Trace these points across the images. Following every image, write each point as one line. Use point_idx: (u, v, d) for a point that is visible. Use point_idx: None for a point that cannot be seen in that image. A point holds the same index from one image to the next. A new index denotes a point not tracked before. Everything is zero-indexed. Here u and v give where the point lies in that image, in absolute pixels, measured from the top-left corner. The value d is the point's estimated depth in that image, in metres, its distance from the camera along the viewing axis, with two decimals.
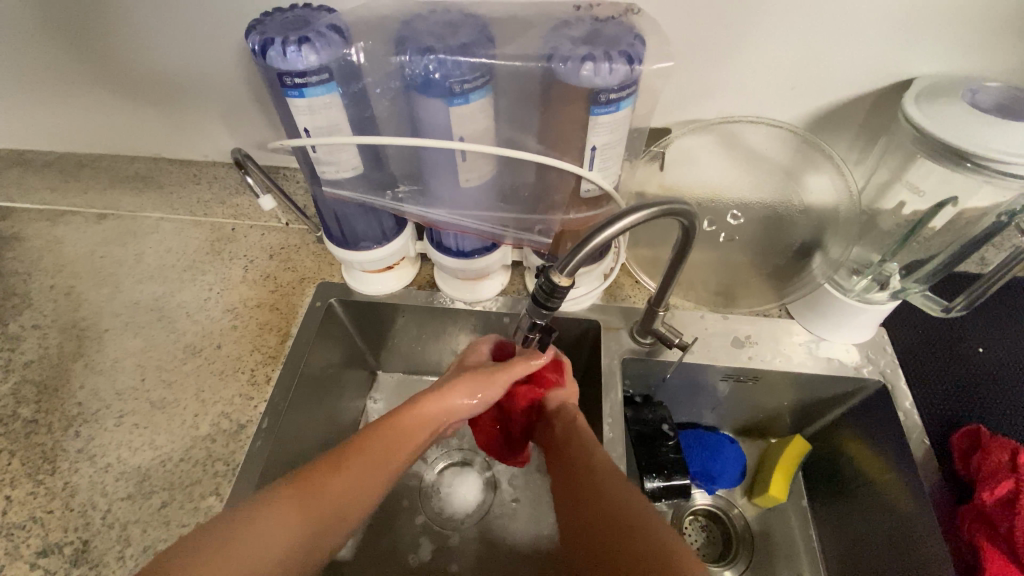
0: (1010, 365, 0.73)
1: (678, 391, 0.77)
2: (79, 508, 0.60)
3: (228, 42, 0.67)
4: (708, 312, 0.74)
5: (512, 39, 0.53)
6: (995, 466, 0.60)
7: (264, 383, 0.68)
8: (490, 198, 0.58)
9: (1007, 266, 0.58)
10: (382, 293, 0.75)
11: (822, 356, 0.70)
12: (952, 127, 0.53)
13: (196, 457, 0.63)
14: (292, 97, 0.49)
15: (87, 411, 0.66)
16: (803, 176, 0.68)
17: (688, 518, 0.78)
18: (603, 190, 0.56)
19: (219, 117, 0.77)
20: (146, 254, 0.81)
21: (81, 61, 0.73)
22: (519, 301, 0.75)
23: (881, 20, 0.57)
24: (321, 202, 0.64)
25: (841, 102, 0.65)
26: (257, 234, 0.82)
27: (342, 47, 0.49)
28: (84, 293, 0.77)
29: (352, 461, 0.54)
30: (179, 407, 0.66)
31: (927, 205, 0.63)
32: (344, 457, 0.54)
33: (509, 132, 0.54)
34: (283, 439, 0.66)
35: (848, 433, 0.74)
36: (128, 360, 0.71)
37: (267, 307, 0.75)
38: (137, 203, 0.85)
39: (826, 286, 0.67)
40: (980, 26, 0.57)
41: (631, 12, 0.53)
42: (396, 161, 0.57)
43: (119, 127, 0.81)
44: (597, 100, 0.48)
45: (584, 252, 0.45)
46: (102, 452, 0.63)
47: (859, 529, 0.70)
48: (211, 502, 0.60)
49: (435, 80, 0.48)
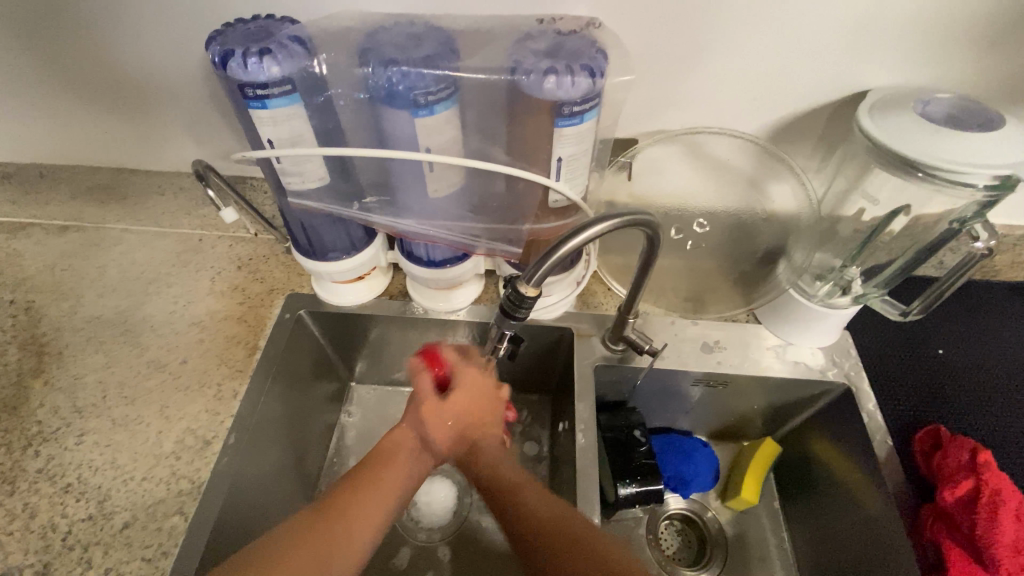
0: (967, 365, 0.76)
1: (651, 397, 0.77)
2: (37, 530, 0.58)
3: (191, 52, 0.67)
4: (678, 318, 0.75)
5: (476, 52, 0.53)
6: (956, 466, 0.62)
7: (232, 398, 0.67)
8: (458, 208, 0.58)
9: (961, 271, 0.60)
10: (353, 303, 0.74)
11: (789, 360, 0.71)
12: (903, 137, 0.55)
13: (161, 475, 0.61)
14: (254, 108, 0.49)
15: (47, 429, 0.64)
16: (766, 185, 0.69)
17: (663, 523, 0.79)
18: (571, 200, 0.56)
19: (184, 127, 0.76)
20: (111, 267, 0.79)
21: (41, 71, 0.71)
22: (491, 310, 0.75)
23: (835, 35, 0.59)
24: (288, 213, 0.63)
25: (801, 113, 0.67)
26: (226, 245, 0.81)
27: (304, 58, 0.49)
28: (44, 307, 0.75)
29: (360, 494, 0.53)
30: (142, 424, 0.65)
31: (883, 212, 0.65)
32: (352, 495, 0.53)
33: (476, 144, 0.55)
34: (250, 454, 0.65)
35: (816, 434, 0.76)
36: (90, 376, 0.68)
37: (235, 320, 0.74)
38: (101, 214, 0.83)
39: (791, 292, 0.68)
40: (929, 41, 0.59)
41: (593, 27, 0.55)
42: (364, 172, 0.57)
43: (81, 138, 0.79)
44: (560, 113, 0.49)
45: (550, 262, 0.45)
46: (62, 472, 0.61)
47: (828, 528, 0.72)
48: (176, 521, 0.59)
49: (399, 91, 0.48)
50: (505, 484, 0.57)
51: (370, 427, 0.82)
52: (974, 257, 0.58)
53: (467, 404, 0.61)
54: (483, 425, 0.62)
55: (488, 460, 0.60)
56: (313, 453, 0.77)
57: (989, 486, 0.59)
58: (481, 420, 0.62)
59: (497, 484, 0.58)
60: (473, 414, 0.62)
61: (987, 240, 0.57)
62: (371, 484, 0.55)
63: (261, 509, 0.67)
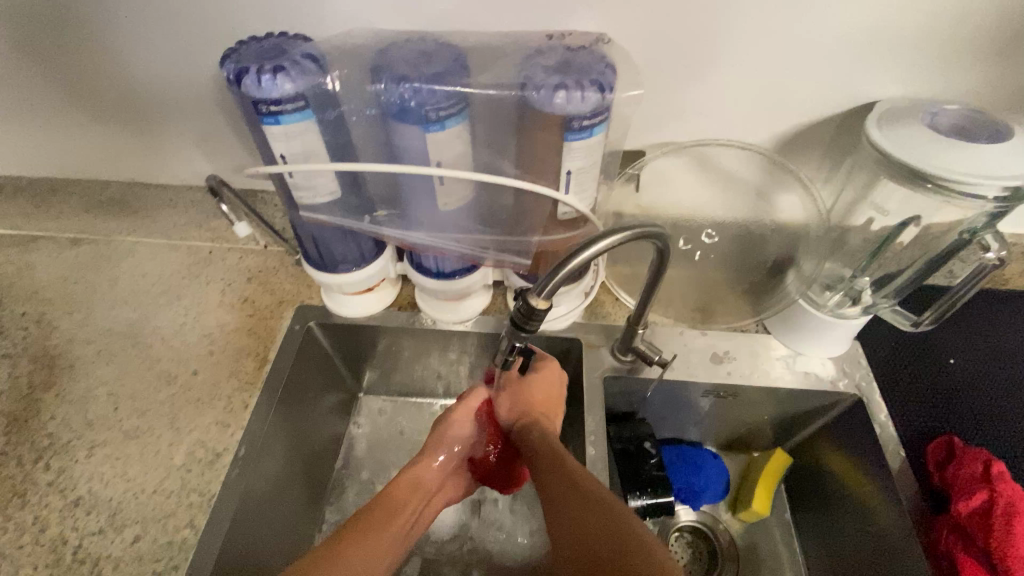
0: (979, 375, 0.75)
1: (660, 408, 0.77)
2: (48, 543, 0.58)
3: (204, 68, 0.67)
4: (687, 329, 0.74)
5: (486, 67, 0.54)
6: (970, 477, 0.62)
7: (242, 410, 0.67)
8: (468, 220, 0.59)
9: (972, 282, 0.60)
10: (362, 315, 0.74)
11: (799, 371, 0.71)
12: (911, 149, 0.55)
13: (171, 488, 0.61)
14: (268, 124, 0.49)
15: (58, 442, 0.64)
16: (774, 196, 0.70)
17: (673, 535, 0.78)
18: (580, 213, 0.56)
19: (196, 141, 0.77)
20: (121, 279, 0.79)
21: (56, 86, 0.72)
22: (500, 320, 0.75)
23: (842, 47, 0.60)
24: (299, 226, 0.64)
25: (808, 124, 0.67)
26: (235, 257, 0.81)
27: (317, 75, 0.50)
28: (56, 320, 0.75)
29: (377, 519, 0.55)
30: (152, 436, 0.65)
31: (893, 223, 0.65)
32: (377, 517, 0.55)
33: (486, 158, 0.55)
34: (260, 467, 0.65)
35: (827, 445, 0.75)
36: (101, 388, 0.69)
37: (244, 332, 0.74)
38: (112, 227, 0.84)
39: (802, 302, 0.68)
40: (937, 53, 0.60)
41: (602, 42, 0.55)
42: (374, 186, 0.57)
43: (94, 151, 0.80)
44: (570, 127, 0.49)
45: (561, 275, 0.45)
46: (73, 484, 0.61)
47: (841, 540, 0.71)
48: (187, 535, 0.59)
49: (411, 107, 0.48)
50: (552, 446, 0.57)
51: (379, 439, 0.82)
52: (986, 267, 0.58)
53: (534, 396, 0.66)
54: (542, 411, 0.65)
55: (540, 429, 0.61)
56: (321, 465, 0.77)
57: (1003, 496, 0.59)
58: (544, 409, 0.65)
59: (547, 447, 0.57)
60: (533, 405, 0.65)
61: (998, 249, 0.57)
62: (393, 514, 0.57)
63: (270, 521, 0.66)
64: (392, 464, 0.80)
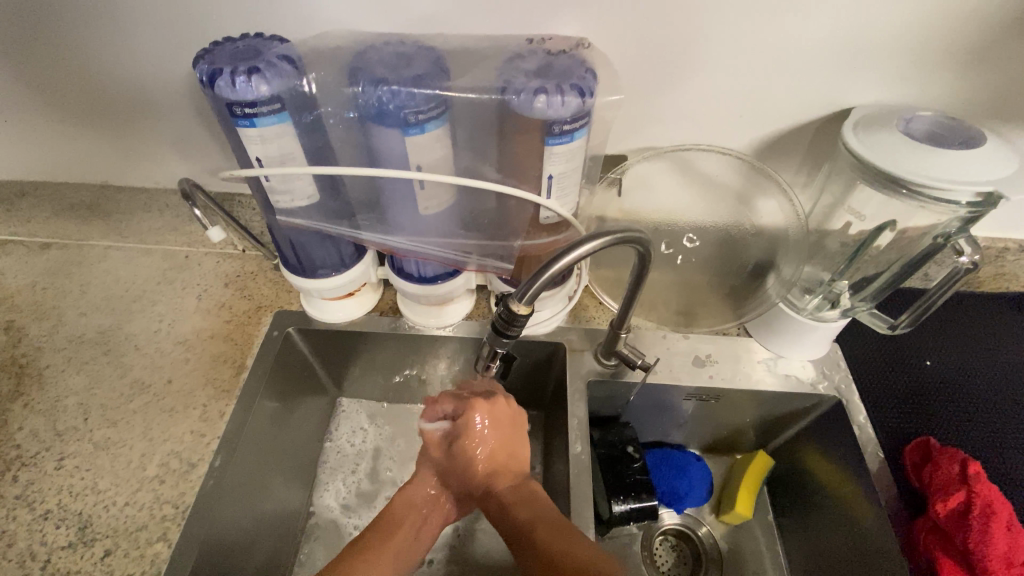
0: (954, 377, 0.76)
1: (644, 412, 0.77)
2: (15, 559, 0.55)
3: (178, 68, 0.66)
4: (669, 332, 0.75)
5: (466, 71, 0.54)
6: (947, 477, 0.62)
7: (218, 419, 0.65)
8: (449, 223, 0.58)
9: (947, 284, 0.61)
10: (343, 319, 0.73)
11: (780, 373, 0.72)
12: (888, 155, 0.56)
13: (144, 500, 0.60)
14: (242, 127, 0.48)
15: (26, 453, 0.62)
16: (754, 200, 0.70)
17: (657, 538, 0.78)
18: (562, 217, 0.56)
19: (169, 142, 0.75)
20: (93, 285, 0.77)
21: (21, 85, 0.70)
22: (482, 326, 0.74)
23: (820, 55, 0.60)
24: (277, 230, 0.63)
25: (788, 129, 0.68)
26: (212, 262, 0.80)
27: (294, 77, 0.49)
28: (24, 328, 0.73)
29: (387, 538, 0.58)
30: (124, 447, 0.63)
31: (869, 227, 0.66)
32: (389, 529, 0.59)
33: (467, 161, 0.55)
34: (234, 477, 0.64)
35: (808, 446, 0.76)
36: (70, 399, 0.67)
37: (221, 338, 0.72)
38: (84, 231, 0.81)
39: (781, 306, 0.69)
40: (910, 62, 0.61)
41: (583, 46, 0.56)
42: (353, 189, 0.56)
43: (64, 155, 0.78)
44: (551, 131, 0.49)
45: (543, 280, 0.45)
46: (41, 498, 0.59)
47: (819, 538, 0.72)
48: (159, 548, 0.57)
49: (390, 110, 0.48)
50: (525, 518, 0.56)
51: (358, 447, 0.80)
52: (960, 271, 0.59)
53: (497, 448, 0.60)
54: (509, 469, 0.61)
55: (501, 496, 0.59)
56: (300, 476, 0.75)
57: (982, 497, 0.60)
58: (508, 456, 0.61)
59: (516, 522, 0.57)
60: (498, 457, 0.60)
61: (971, 253, 0.58)
62: (403, 528, 0.60)
63: (243, 532, 0.65)
64: (373, 471, 0.78)
